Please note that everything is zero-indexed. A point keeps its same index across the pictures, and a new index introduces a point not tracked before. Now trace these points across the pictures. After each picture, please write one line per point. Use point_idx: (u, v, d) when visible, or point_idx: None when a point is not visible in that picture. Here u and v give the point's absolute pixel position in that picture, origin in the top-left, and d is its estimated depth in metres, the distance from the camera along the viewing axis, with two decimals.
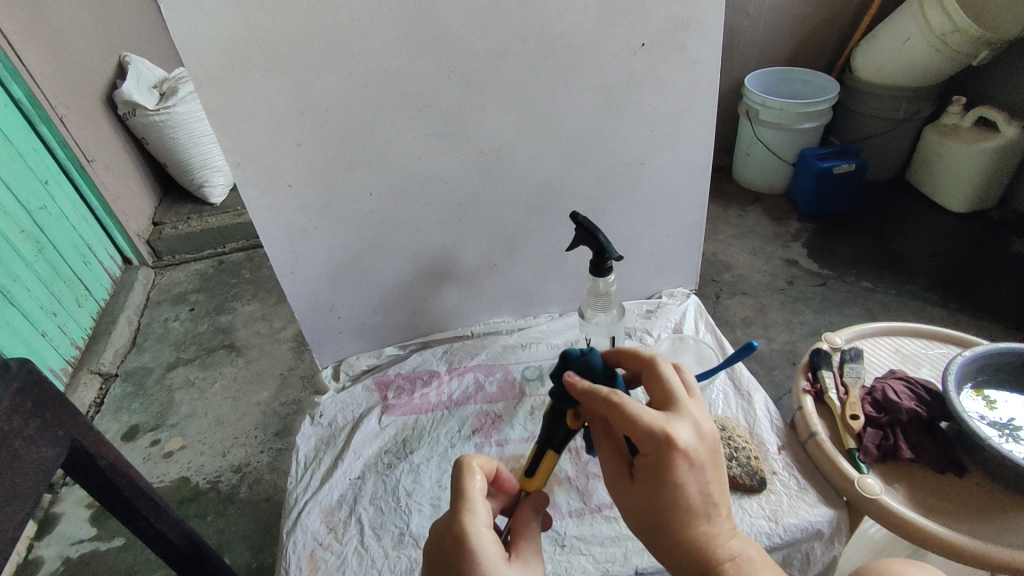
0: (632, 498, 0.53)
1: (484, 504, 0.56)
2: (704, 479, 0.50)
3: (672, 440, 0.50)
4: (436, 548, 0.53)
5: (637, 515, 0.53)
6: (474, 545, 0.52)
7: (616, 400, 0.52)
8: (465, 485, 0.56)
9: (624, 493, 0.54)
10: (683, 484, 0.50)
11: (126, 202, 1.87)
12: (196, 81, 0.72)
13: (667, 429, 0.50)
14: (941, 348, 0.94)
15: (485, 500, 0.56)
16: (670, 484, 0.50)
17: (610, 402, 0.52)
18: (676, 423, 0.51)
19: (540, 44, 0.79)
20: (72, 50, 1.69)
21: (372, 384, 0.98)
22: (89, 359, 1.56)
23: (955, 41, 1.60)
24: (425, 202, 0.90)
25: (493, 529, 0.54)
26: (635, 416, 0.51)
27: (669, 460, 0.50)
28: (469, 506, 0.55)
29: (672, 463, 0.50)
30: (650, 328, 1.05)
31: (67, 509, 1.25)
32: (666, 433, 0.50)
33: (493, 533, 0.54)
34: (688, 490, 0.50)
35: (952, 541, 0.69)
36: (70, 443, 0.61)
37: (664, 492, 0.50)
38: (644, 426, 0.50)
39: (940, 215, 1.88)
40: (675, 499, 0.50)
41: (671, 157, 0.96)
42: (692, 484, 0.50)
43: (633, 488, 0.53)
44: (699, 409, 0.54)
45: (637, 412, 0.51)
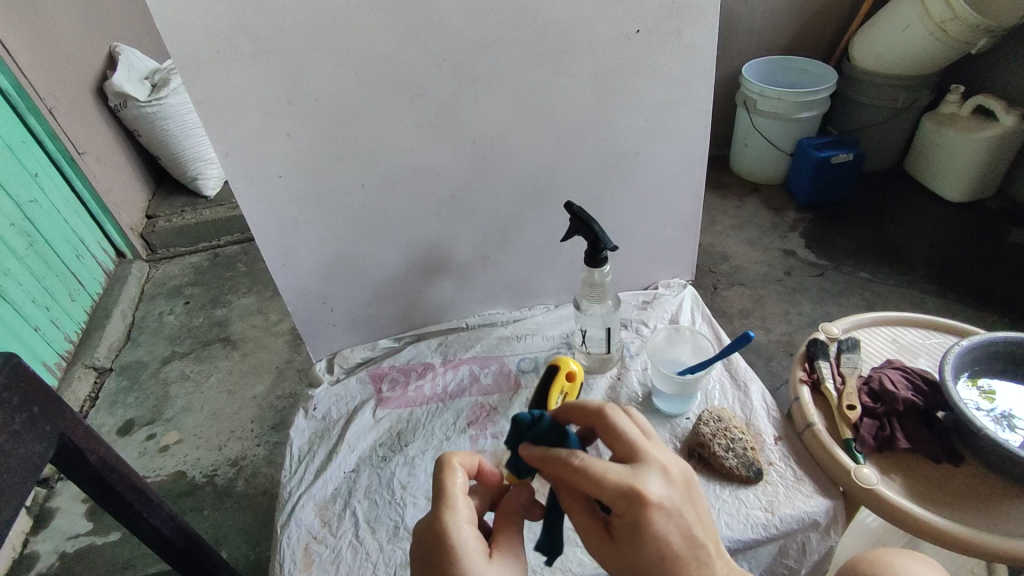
0: (611, 559, 0.51)
1: (466, 502, 0.55)
2: (681, 529, 0.49)
3: (643, 495, 0.48)
4: (416, 548, 0.53)
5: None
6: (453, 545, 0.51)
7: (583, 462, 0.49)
8: (444, 483, 0.55)
9: (602, 556, 0.51)
10: (663, 535, 0.48)
11: (119, 195, 1.85)
12: (182, 70, 0.70)
13: (636, 484, 0.48)
14: (938, 337, 0.94)
15: (467, 497, 0.56)
16: (652, 539, 0.48)
17: (573, 465, 0.50)
18: (644, 479, 0.49)
19: (534, 32, 0.78)
20: (61, 40, 1.67)
21: (366, 377, 0.97)
22: (83, 353, 1.55)
23: (954, 29, 1.59)
24: (419, 193, 0.89)
25: (474, 527, 0.54)
26: (603, 476, 0.49)
27: (645, 517, 0.48)
28: (449, 505, 0.54)
29: (649, 517, 0.48)
30: (646, 319, 1.04)
31: (63, 503, 1.25)
32: (637, 489, 0.48)
33: (473, 531, 0.53)
34: (669, 541, 0.49)
35: (949, 531, 0.68)
36: (59, 438, 0.61)
37: (643, 547, 0.49)
38: (613, 483, 0.48)
39: (938, 205, 1.87)
40: (657, 553, 0.49)
41: (667, 146, 0.95)
42: (672, 532, 0.49)
43: (611, 551, 0.50)
44: (664, 453, 0.52)
45: (603, 471, 0.49)
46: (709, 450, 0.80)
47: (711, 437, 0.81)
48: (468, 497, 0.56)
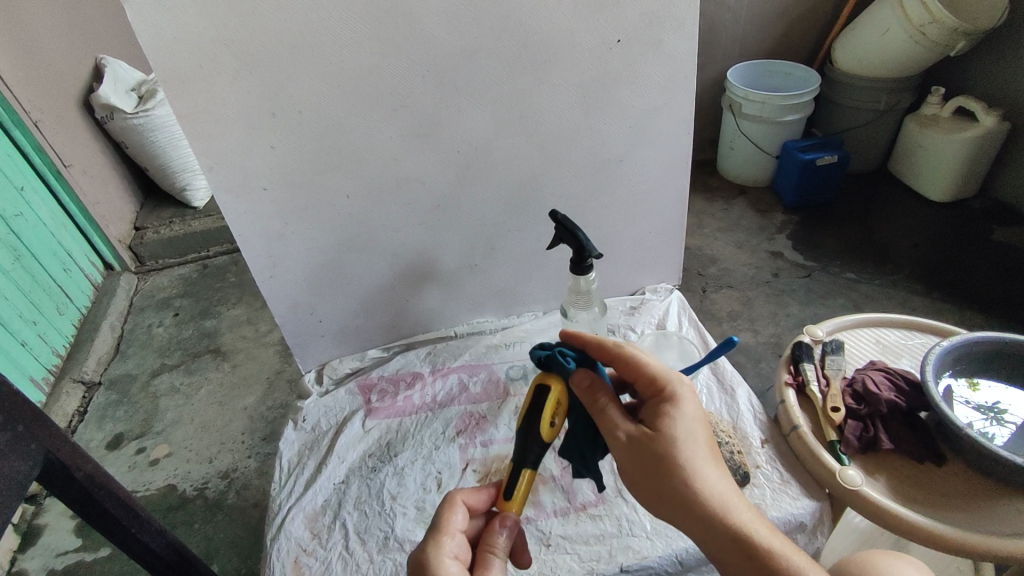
0: (640, 443, 0.55)
1: (459, 536, 0.57)
2: (703, 426, 0.56)
3: (676, 380, 0.58)
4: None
5: (649, 463, 0.54)
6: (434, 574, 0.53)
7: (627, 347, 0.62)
8: (441, 515, 0.57)
9: (636, 440, 0.55)
10: (690, 418, 0.55)
11: (106, 207, 1.84)
12: (166, 86, 0.71)
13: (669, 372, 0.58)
14: (920, 338, 0.95)
15: (459, 531, 0.57)
16: (679, 417, 0.55)
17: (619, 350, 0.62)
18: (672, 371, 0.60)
19: (515, 42, 0.79)
20: (45, 53, 1.66)
21: (355, 388, 0.97)
22: (71, 368, 1.54)
23: (933, 32, 1.62)
24: (405, 203, 0.89)
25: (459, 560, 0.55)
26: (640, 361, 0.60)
27: (677, 395, 0.57)
28: (442, 536, 0.56)
29: (681, 399, 0.57)
30: (634, 325, 1.05)
31: (51, 520, 1.24)
32: (672, 374, 0.58)
33: (457, 563, 0.54)
34: (693, 422, 0.55)
35: (933, 530, 0.69)
36: (44, 456, 0.60)
37: (676, 423, 0.55)
38: (653, 369, 0.59)
39: (921, 205, 1.89)
40: (683, 432, 0.54)
41: (650, 152, 0.96)
42: (697, 420, 0.56)
43: (643, 434, 0.55)
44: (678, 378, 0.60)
45: (645, 360, 0.60)
46: None
47: None
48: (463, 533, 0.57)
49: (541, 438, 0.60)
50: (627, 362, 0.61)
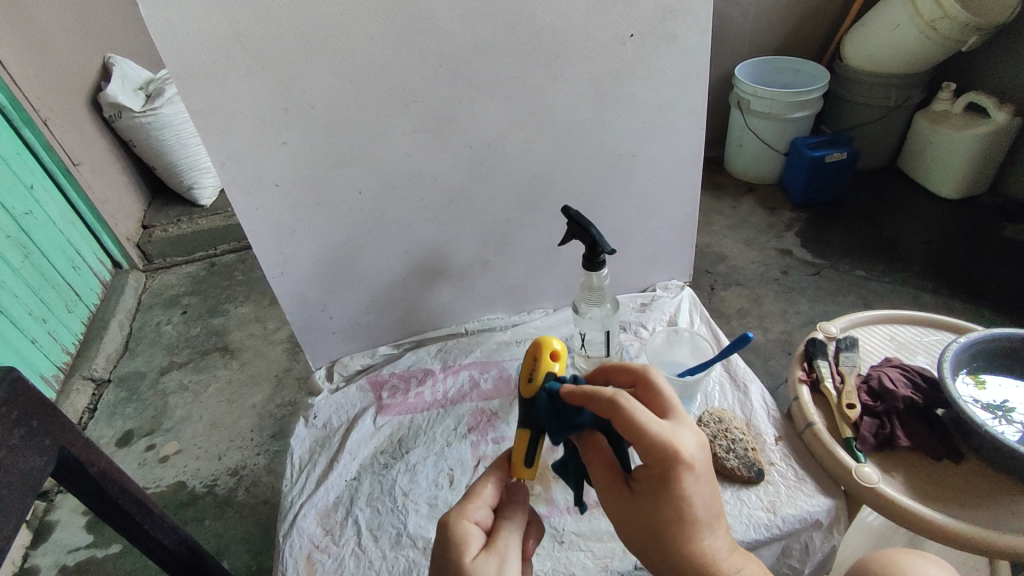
0: (629, 513, 0.51)
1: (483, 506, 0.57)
2: (705, 496, 0.50)
3: (679, 450, 0.48)
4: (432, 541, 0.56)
5: (637, 536, 0.51)
6: (451, 537, 0.54)
7: (620, 401, 0.49)
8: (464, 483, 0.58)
9: (622, 509, 0.52)
10: (688, 497, 0.49)
11: (114, 206, 1.85)
12: (179, 82, 0.70)
13: (674, 442, 0.48)
14: (935, 334, 0.94)
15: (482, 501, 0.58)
16: (674, 497, 0.49)
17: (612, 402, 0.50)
18: (674, 436, 0.49)
19: (528, 37, 0.78)
20: (55, 52, 1.66)
21: (366, 385, 0.97)
22: (81, 365, 1.54)
23: (944, 28, 1.60)
24: (416, 199, 0.89)
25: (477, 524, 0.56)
26: (639, 423, 0.49)
27: (676, 473, 0.48)
28: (464, 505, 0.57)
29: (678, 477, 0.48)
30: (645, 322, 1.04)
31: (62, 516, 1.24)
32: (671, 441, 0.48)
33: (477, 529, 0.55)
34: (692, 502, 0.49)
35: (950, 528, 0.69)
36: (59, 451, 0.60)
37: (668, 505, 0.49)
38: (651, 437, 0.48)
39: (932, 202, 1.88)
40: (681, 512, 0.49)
41: (662, 148, 0.95)
42: (696, 495, 0.49)
43: (633, 504, 0.51)
44: (680, 437, 0.49)
45: (643, 421, 0.49)
46: (710, 451, 0.81)
47: (712, 439, 0.82)
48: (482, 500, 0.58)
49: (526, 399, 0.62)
50: (620, 424, 0.50)
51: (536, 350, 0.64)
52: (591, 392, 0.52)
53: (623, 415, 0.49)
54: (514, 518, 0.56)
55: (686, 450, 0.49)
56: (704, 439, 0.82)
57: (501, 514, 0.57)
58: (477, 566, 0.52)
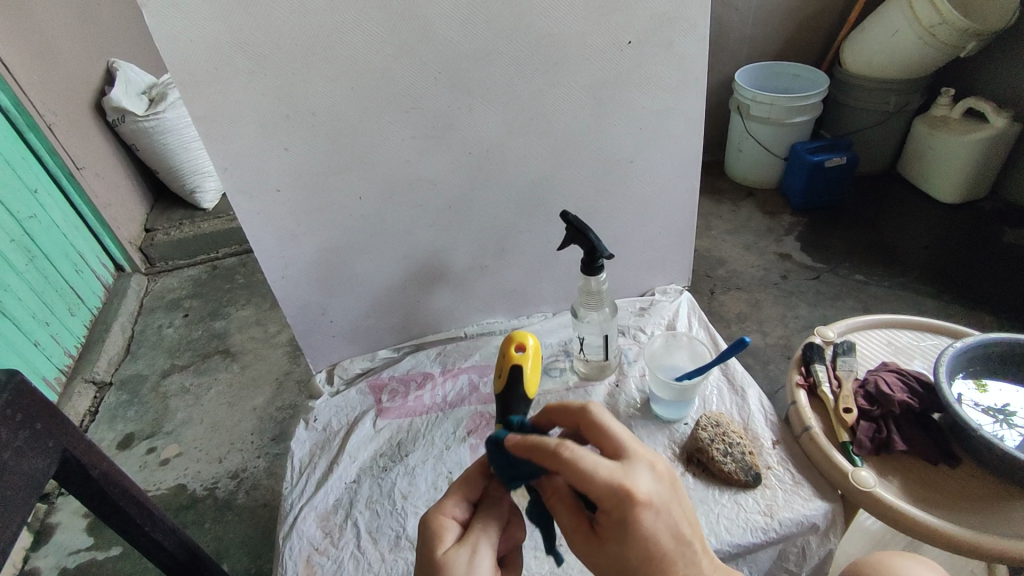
0: (598, 558, 0.51)
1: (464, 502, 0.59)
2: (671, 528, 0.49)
3: (630, 490, 0.47)
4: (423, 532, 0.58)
5: None
6: (428, 529, 0.56)
7: (564, 453, 0.49)
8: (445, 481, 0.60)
9: (591, 554, 0.51)
10: (650, 535, 0.48)
11: (117, 209, 1.86)
12: (182, 88, 0.71)
13: (624, 481, 0.48)
14: (932, 339, 0.95)
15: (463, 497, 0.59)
16: (637, 537, 0.48)
17: (556, 454, 0.49)
18: (628, 473, 0.49)
19: (528, 43, 0.79)
20: (59, 56, 1.68)
21: (366, 388, 0.97)
22: (83, 368, 1.55)
23: (943, 33, 1.61)
24: (416, 204, 0.89)
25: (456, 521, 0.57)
26: (587, 473, 0.48)
27: (632, 514, 0.47)
28: (444, 500, 0.59)
29: (637, 516, 0.47)
30: (643, 326, 1.05)
31: (64, 519, 1.25)
32: (622, 483, 0.48)
33: (453, 525, 0.57)
34: (659, 538, 0.48)
35: (947, 532, 0.69)
36: (61, 453, 0.61)
37: (634, 547, 0.48)
38: (601, 482, 0.48)
39: (931, 206, 1.89)
40: (650, 549, 0.48)
41: (661, 153, 0.96)
42: (660, 531, 0.48)
43: (601, 549, 0.50)
44: (635, 473, 0.49)
45: (591, 466, 0.48)
46: (707, 454, 0.81)
47: (710, 442, 0.82)
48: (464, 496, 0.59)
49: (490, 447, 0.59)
50: (569, 474, 0.49)
51: (507, 343, 0.76)
52: (540, 443, 0.51)
53: (569, 465, 0.48)
54: (491, 514, 0.57)
55: (640, 488, 0.48)
56: (701, 443, 0.82)
57: (479, 509, 0.58)
58: (446, 557, 0.53)
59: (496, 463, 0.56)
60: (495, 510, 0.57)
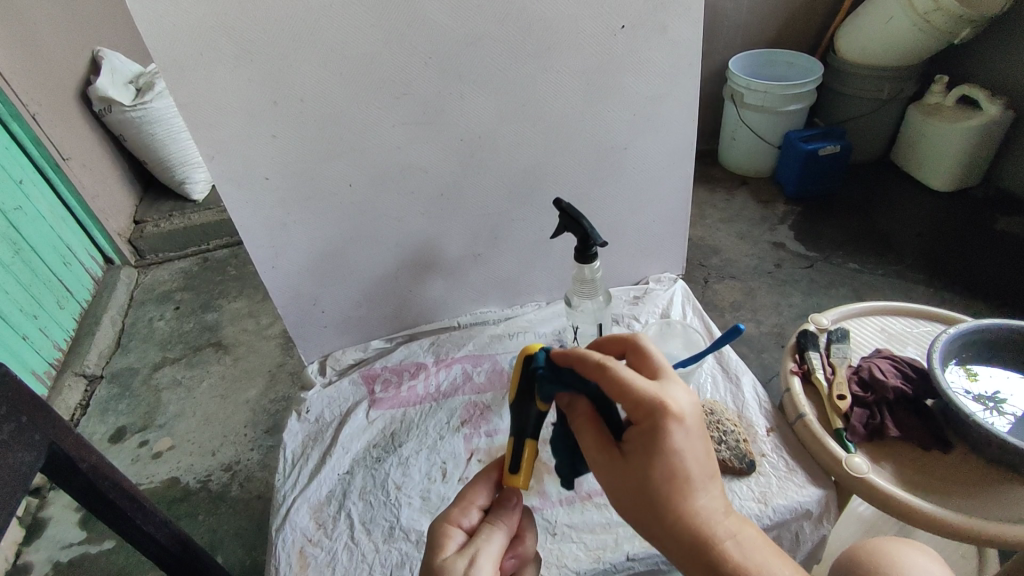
0: (619, 479, 0.48)
1: (470, 509, 0.58)
2: (700, 453, 0.46)
3: (667, 403, 0.45)
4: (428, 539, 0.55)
5: (626, 495, 0.47)
6: (436, 534, 0.55)
7: (607, 363, 0.49)
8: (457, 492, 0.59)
9: (612, 471, 0.48)
10: (677, 452, 0.45)
11: (105, 201, 1.83)
12: (166, 75, 0.70)
13: (660, 394, 0.46)
14: (926, 326, 0.95)
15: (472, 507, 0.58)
16: (664, 452, 0.45)
17: (600, 367, 0.49)
18: (666, 391, 0.47)
19: (519, 28, 0.78)
20: (42, 44, 1.64)
21: (359, 378, 0.97)
22: (73, 361, 1.53)
23: (937, 20, 1.61)
24: (408, 192, 0.88)
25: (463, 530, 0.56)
26: (626, 383, 0.47)
27: (663, 426, 0.45)
28: (454, 507, 0.57)
29: (667, 428, 0.45)
30: (638, 314, 1.04)
31: (55, 513, 1.24)
32: (660, 397, 0.46)
33: (460, 533, 0.55)
34: (683, 457, 0.45)
35: (937, 517, 0.69)
36: (48, 447, 0.60)
37: (657, 464, 0.45)
38: (639, 391, 0.47)
39: (925, 194, 1.89)
40: (675, 469, 0.45)
41: (654, 140, 0.95)
42: (687, 452, 0.46)
43: (621, 465, 0.47)
44: (674, 392, 0.48)
45: (629, 378, 0.48)
46: None
47: (704, 430, 0.82)
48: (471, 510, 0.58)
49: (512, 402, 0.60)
50: (606, 378, 0.48)
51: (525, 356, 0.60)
52: (582, 355, 0.51)
53: (608, 370, 0.48)
54: (499, 524, 0.56)
55: (675, 405, 0.46)
56: None
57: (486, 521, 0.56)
58: (450, 565, 0.52)
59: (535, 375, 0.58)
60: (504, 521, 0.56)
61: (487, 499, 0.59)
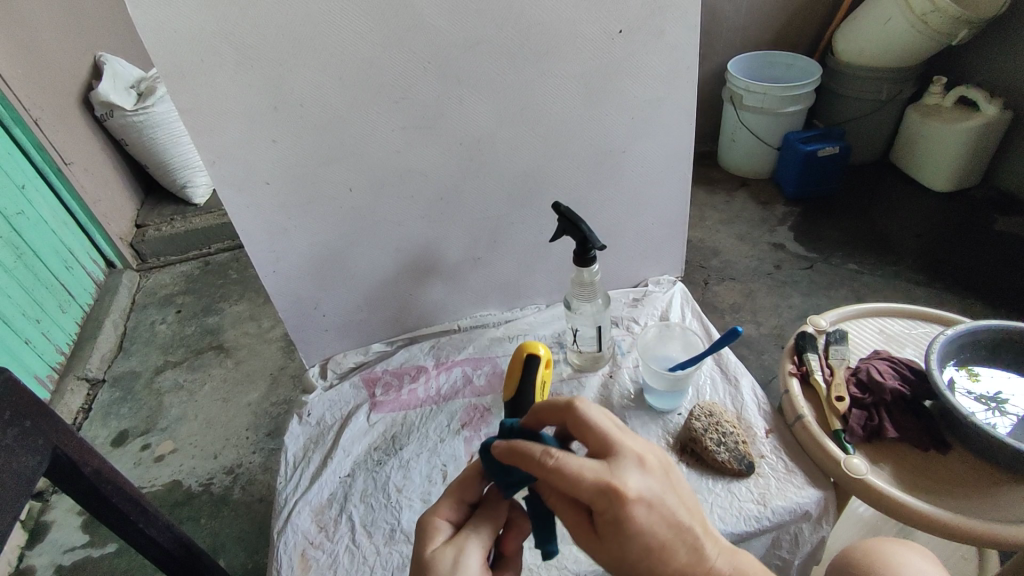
0: (601, 553, 0.49)
1: (458, 504, 0.59)
2: (669, 515, 0.48)
3: (618, 490, 0.46)
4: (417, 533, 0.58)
5: (612, 568, 0.49)
6: (423, 528, 0.57)
7: (550, 462, 0.47)
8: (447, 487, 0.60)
9: (591, 552, 0.49)
10: (643, 530, 0.46)
11: (107, 205, 1.84)
12: (168, 82, 0.70)
13: (613, 482, 0.46)
14: (924, 327, 0.95)
15: (461, 502, 0.59)
16: (632, 533, 0.46)
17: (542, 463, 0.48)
18: (616, 472, 0.47)
19: (517, 32, 0.79)
20: (44, 50, 1.65)
21: (360, 381, 0.97)
22: (75, 365, 1.54)
23: (935, 21, 1.61)
24: (408, 196, 0.89)
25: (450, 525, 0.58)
26: (576, 481, 0.46)
27: (622, 513, 0.46)
28: (441, 502, 0.59)
29: (627, 514, 0.46)
30: (637, 317, 1.05)
31: (58, 516, 1.24)
32: (611, 484, 0.46)
33: (447, 527, 0.58)
34: (651, 527, 0.47)
35: (935, 517, 0.70)
36: (52, 451, 0.60)
37: (631, 542, 0.47)
38: (589, 485, 0.46)
39: (924, 195, 1.89)
40: (647, 538, 0.47)
41: (653, 143, 0.96)
42: (655, 522, 0.47)
43: (600, 545, 0.49)
44: (624, 471, 0.47)
45: (576, 472, 0.47)
46: (701, 444, 0.82)
47: (704, 432, 0.82)
48: (459, 506, 0.59)
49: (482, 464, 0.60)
50: (553, 477, 0.47)
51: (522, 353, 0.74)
52: (523, 451, 0.50)
53: (553, 468, 0.47)
54: (485, 518, 0.58)
55: (629, 485, 0.47)
56: (695, 432, 0.83)
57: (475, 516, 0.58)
58: (433, 558, 0.54)
59: (488, 469, 0.56)
60: (491, 515, 0.58)
61: (477, 494, 0.60)
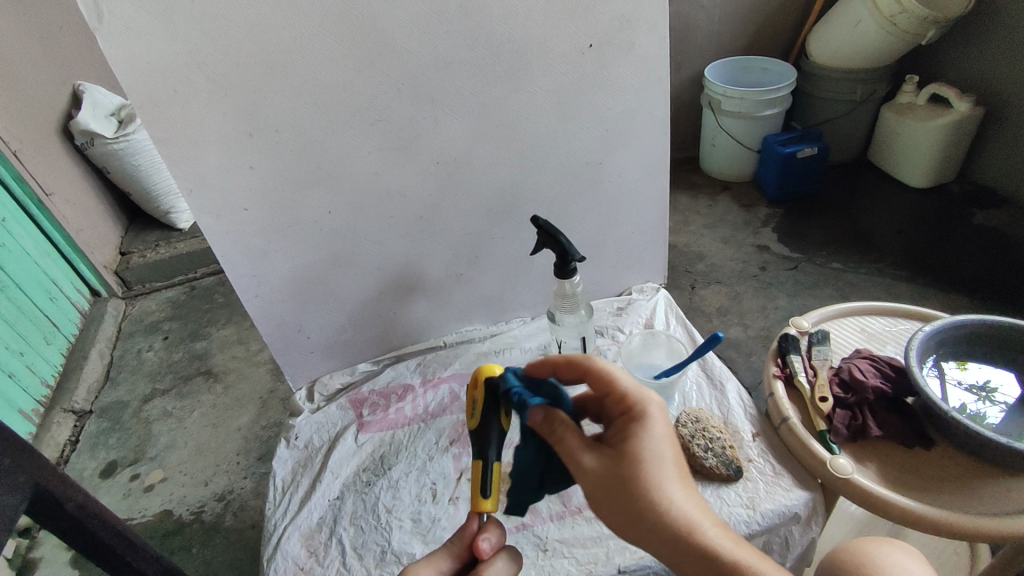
0: (603, 470, 0.52)
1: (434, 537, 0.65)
2: (672, 441, 0.53)
3: (640, 394, 0.55)
4: None
5: (610, 485, 0.51)
6: None
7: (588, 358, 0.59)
8: None
9: (591, 469, 0.52)
10: (646, 440, 0.52)
11: (90, 234, 1.83)
12: (140, 113, 0.71)
13: (639, 388, 0.56)
14: (905, 324, 0.96)
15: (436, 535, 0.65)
16: (636, 438, 0.52)
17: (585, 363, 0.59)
18: (638, 385, 0.57)
19: (488, 51, 0.80)
20: (22, 82, 1.65)
21: (346, 402, 0.97)
22: (61, 398, 1.52)
23: (903, 22, 1.64)
24: (387, 215, 0.89)
25: None
26: (609, 376, 0.57)
27: (639, 415, 0.54)
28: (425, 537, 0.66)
29: (639, 419, 0.54)
30: (622, 325, 1.06)
31: (47, 552, 1.22)
32: (637, 391, 0.56)
33: None
34: (655, 442, 0.52)
35: (922, 514, 0.70)
36: (33, 488, 0.60)
37: (637, 444, 0.52)
38: (620, 386, 0.57)
39: (902, 191, 1.92)
40: (651, 452, 0.52)
41: (629, 154, 0.97)
42: (658, 441, 0.52)
43: (607, 456, 0.53)
44: (643, 392, 0.56)
45: (613, 372, 0.58)
46: (689, 450, 0.82)
47: (690, 439, 0.83)
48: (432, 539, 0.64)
49: (473, 429, 0.63)
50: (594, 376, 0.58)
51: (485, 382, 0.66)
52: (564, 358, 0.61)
53: (597, 370, 0.58)
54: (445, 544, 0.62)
55: (648, 401, 0.55)
56: (683, 439, 0.83)
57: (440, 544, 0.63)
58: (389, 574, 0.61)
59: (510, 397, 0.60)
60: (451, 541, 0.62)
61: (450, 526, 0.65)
